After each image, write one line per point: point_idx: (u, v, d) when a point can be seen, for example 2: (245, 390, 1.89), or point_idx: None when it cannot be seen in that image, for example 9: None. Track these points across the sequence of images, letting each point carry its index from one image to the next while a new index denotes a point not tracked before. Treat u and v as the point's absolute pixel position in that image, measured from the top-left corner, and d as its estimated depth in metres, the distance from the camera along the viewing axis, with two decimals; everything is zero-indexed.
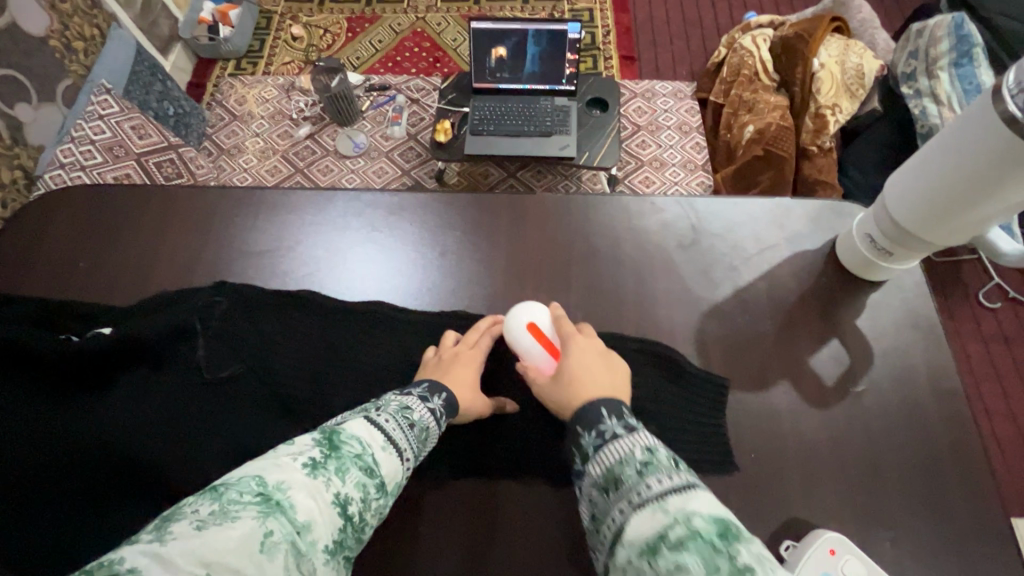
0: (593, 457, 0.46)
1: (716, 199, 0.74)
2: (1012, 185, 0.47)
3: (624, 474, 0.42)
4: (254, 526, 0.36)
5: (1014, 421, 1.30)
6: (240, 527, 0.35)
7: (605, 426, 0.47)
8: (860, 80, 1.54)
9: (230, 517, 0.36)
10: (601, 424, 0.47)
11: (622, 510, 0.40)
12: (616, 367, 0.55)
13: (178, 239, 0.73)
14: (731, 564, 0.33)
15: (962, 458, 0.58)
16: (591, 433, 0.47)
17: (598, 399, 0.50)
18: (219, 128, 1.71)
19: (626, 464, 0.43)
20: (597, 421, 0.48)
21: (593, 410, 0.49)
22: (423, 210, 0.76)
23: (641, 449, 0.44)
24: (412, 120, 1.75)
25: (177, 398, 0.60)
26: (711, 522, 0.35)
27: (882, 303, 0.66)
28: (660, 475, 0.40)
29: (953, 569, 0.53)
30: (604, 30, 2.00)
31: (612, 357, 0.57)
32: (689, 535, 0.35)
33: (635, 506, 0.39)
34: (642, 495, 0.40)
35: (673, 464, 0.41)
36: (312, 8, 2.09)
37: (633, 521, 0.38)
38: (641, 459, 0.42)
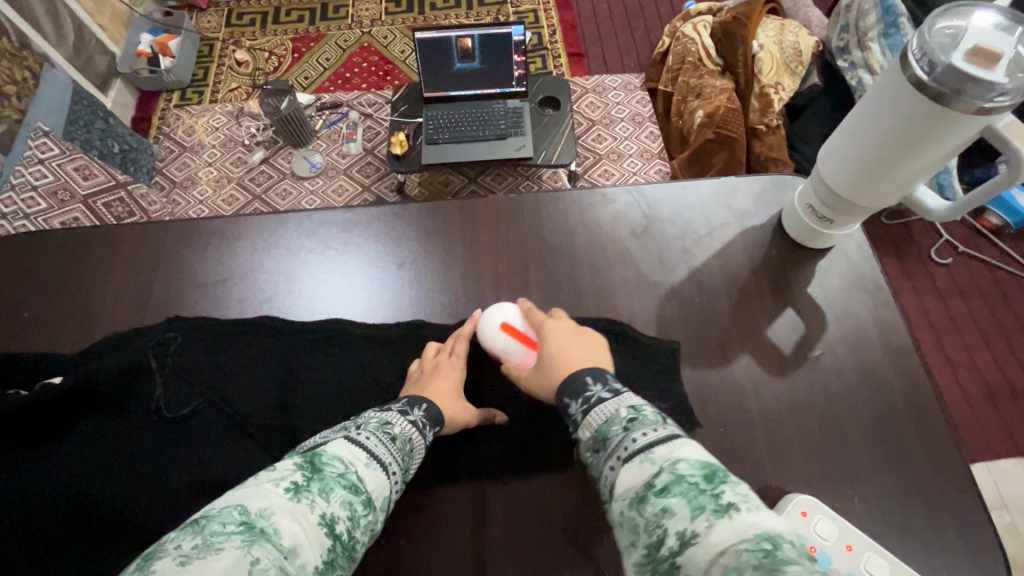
0: (583, 419, 0.48)
1: (663, 184, 0.76)
2: (933, 145, 0.49)
3: (610, 432, 0.45)
4: (239, 556, 0.35)
5: (976, 369, 1.36)
6: (226, 557, 0.35)
7: (591, 392, 0.50)
8: (798, 57, 1.60)
9: (214, 548, 0.35)
10: (586, 390, 0.50)
11: (611, 466, 0.43)
12: (592, 340, 0.58)
13: (126, 278, 0.71)
14: (715, 500, 0.36)
15: (917, 408, 0.60)
16: (578, 400, 0.50)
17: (582, 369, 0.52)
18: (169, 160, 1.68)
19: (613, 422, 0.45)
20: (580, 388, 0.50)
21: (580, 379, 0.51)
22: (378, 223, 0.75)
23: (626, 408, 0.46)
24: (367, 135, 1.74)
25: (132, 441, 0.57)
26: (696, 468, 0.39)
27: (830, 269, 0.68)
28: (645, 429, 0.43)
29: (918, 516, 0.55)
30: (549, 30, 2.03)
31: (587, 333, 0.59)
32: (675, 481, 0.38)
33: (624, 460, 0.42)
34: (630, 448, 0.42)
35: (656, 418, 0.44)
36: (255, 31, 2.06)
37: (622, 475, 0.41)
38: (627, 417, 0.45)
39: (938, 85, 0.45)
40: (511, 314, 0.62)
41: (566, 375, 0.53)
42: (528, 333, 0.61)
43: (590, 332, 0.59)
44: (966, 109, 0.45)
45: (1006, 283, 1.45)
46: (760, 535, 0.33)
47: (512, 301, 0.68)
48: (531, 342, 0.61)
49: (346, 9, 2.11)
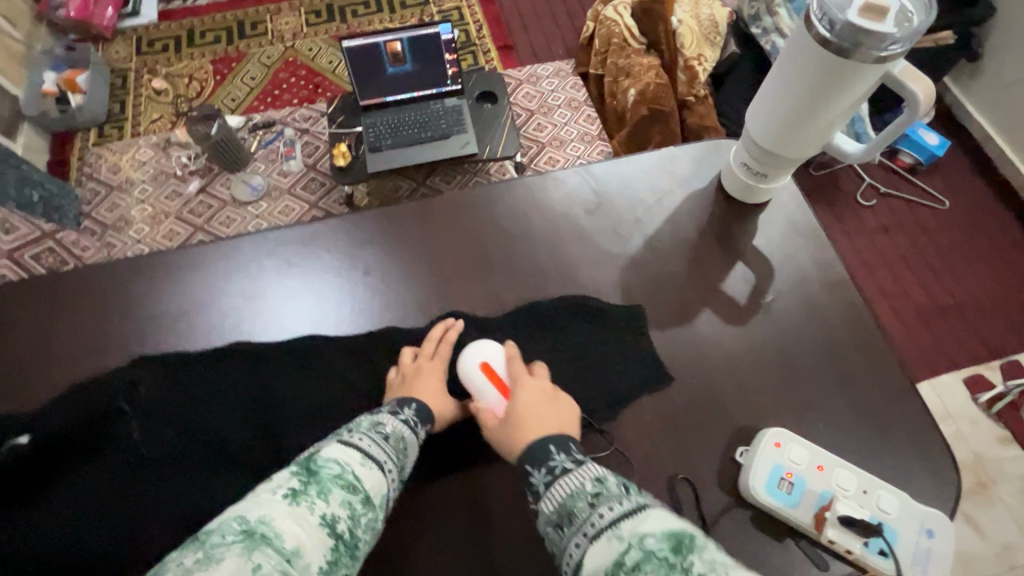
0: (546, 491, 0.50)
1: (608, 161, 0.79)
2: (842, 96, 0.54)
3: (576, 506, 0.46)
4: (240, 563, 0.36)
5: (908, 297, 1.49)
6: (228, 564, 0.36)
7: (555, 461, 0.51)
8: (715, 29, 1.70)
9: (215, 560, 0.37)
10: (551, 460, 0.51)
11: (578, 542, 0.44)
12: (564, 408, 0.57)
13: (77, 325, 0.68)
14: None
15: (861, 335, 0.66)
16: (540, 470, 0.51)
17: (549, 437, 0.54)
18: (97, 202, 1.63)
19: (578, 497, 0.47)
20: (544, 456, 0.52)
21: (543, 449, 0.53)
22: (335, 234, 0.74)
23: (591, 481, 0.48)
24: (306, 151, 1.73)
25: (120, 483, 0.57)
26: (663, 540, 0.39)
27: (770, 221, 0.73)
28: (611, 503, 0.45)
29: (873, 431, 0.61)
30: (476, 26, 2.05)
31: (561, 399, 0.59)
32: (645, 557, 0.38)
33: (591, 538, 0.43)
34: (596, 525, 0.44)
35: (620, 492, 0.46)
36: (169, 56, 1.97)
37: (591, 553, 0.42)
38: (592, 490, 0.47)
39: (839, 40, 0.50)
40: (496, 357, 0.62)
41: (524, 445, 0.54)
42: (505, 382, 0.60)
43: (565, 401, 0.59)
44: (864, 58, 0.50)
45: (924, 215, 1.59)
46: None
47: (481, 293, 0.70)
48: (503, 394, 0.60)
49: (264, 24, 2.05)
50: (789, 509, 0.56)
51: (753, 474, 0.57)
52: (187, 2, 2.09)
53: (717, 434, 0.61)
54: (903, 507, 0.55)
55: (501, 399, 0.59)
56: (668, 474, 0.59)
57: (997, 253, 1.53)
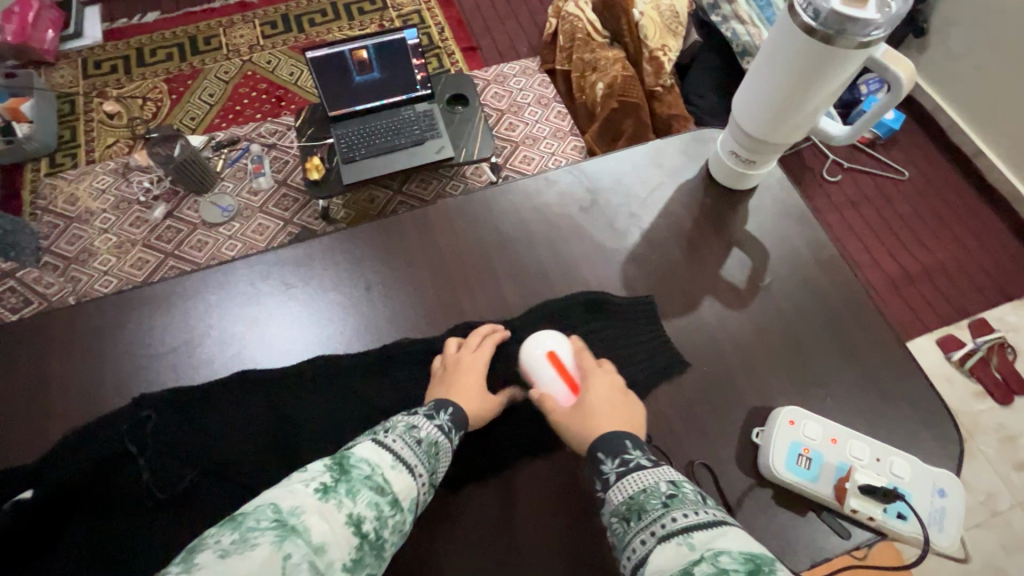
0: (617, 482, 0.51)
1: (598, 158, 0.79)
2: (825, 83, 0.56)
3: (648, 503, 0.47)
4: (271, 553, 0.36)
5: (879, 266, 1.56)
6: (257, 552, 0.36)
7: (630, 456, 0.52)
8: (676, 19, 1.72)
9: (249, 544, 0.37)
10: (625, 454, 0.52)
11: (643, 540, 0.44)
12: (633, 403, 0.59)
13: (67, 369, 0.64)
14: None
15: (857, 308, 0.69)
16: (614, 461, 0.52)
17: (622, 431, 0.55)
18: (57, 236, 1.57)
19: (651, 495, 0.47)
20: (620, 450, 0.53)
21: (619, 441, 0.54)
22: (332, 252, 0.73)
23: (666, 482, 0.48)
24: (275, 166, 1.68)
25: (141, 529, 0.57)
26: (740, 561, 0.38)
27: (760, 205, 0.75)
28: (684, 509, 0.45)
29: (878, 400, 0.64)
30: (438, 29, 2.04)
31: (629, 395, 0.61)
32: (716, 572, 0.37)
33: (660, 538, 0.43)
34: (665, 526, 0.44)
35: (695, 501, 0.46)
36: (120, 78, 1.89)
37: (657, 553, 0.42)
38: (666, 492, 0.47)
39: (825, 28, 0.52)
40: (563, 348, 0.63)
41: (601, 433, 0.56)
42: (574, 374, 0.62)
43: (632, 397, 0.61)
44: (848, 45, 0.52)
45: (886, 186, 1.66)
46: None
47: (486, 298, 0.70)
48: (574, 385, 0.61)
49: (218, 39, 1.99)
50: (809, 483, 0.58)
51: (771, 453, 0.58)
52: (133, 19, 2.01)
53: (733, 417, 0.62)
54: (915, 470, 0.58)
55: (572, 390, 0.61)
56: (689, 460, 0.60)
57: (956, 218, 1.61)
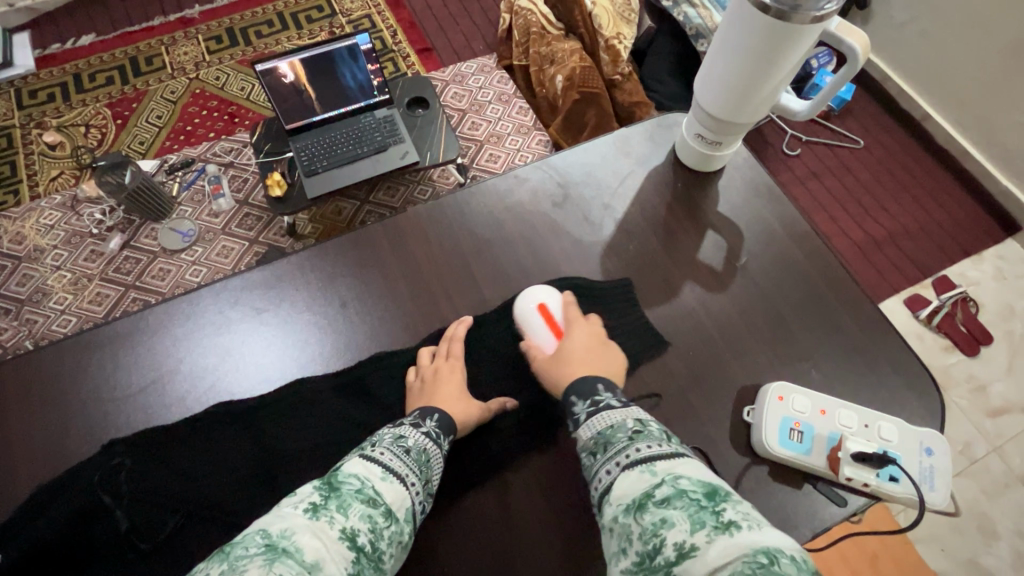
0: (587, 420, 0.54)
1: (566, 151, 0.79)
2: (783, 60, 0.56)
3: (615, 436, 0.50)
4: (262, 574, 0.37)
5: (844, 234, 1.60)
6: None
7: (601, 398, 0.55)
8: (628, 6, 1.75)
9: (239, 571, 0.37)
10: (597, 395, 0.56)
11: (610, 469, 0.48)
12: (610, 357, 0.61)
13: (29, 422, 0.60)
14: (716, 517, 0.39)
15: (833, 278, 0.70)
16: (585, 402, 0.55)
17: (598, 376, 0.58)
18: (7, 278, 1.49)
19: (617, 430, 0.51)
20: (590, 393, 0.56)
21: (593, 384, 0.57)
22: (303, 270, 0.70)
23: (632, 420, 0.52)
24: (235, 185, 1.63)
25: None
26: (698, 485, 0.43)
27: (729, 185, 0.76)
28: (648, 442, 0.48)
29: (860, 366, 0.65)
30: (390, 32, 2.00)
31: (608, 346, 0.63)
32: (677, 494, 0.42)
33: (624, 466, 0.47)
34: (631, 455, 0.48)
35: (660, 436, 0.49)
36: (59, 106, 1.80)
37: (623, 479, 0.46)
38: (633, 428, 0.50)
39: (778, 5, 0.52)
40: (553, 300, 0.66)
41: (572, 380, 0.58)
42: (560, 324, 0.65)
43: (612, 347, 0.63)
44: (803, 21, 0.52)
45: (844, 156, 1.71)
46: (759, 552, 0.36)
47: (466, 302, 0.69)
48: (559, 333, 0.64)
49: (161, 58, 1.91)
50: (803, 456, 0.58)
51: (764, 430, 0.59)
52: (67, 44, 1.91)
53: (723, 399, 0.62)
54: (902, 432, 0.59)
55: (554, 339, 0.64)
56: (685, 445, 0.60)
57: (913, 180, 1.67)
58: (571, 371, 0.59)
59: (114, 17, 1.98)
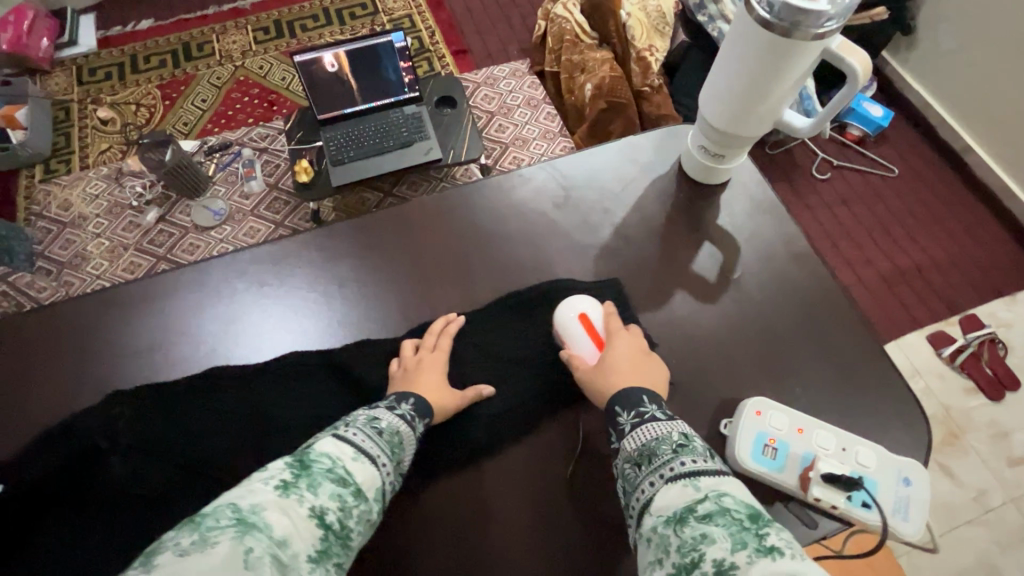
0: (632, 431, 0.54)
1: (572, 155, 0.80)
2: (787, 72, 0.56)
3: (660, 449, 0.51)
4: (234, 545, 0.37)
5: (868, 263, 1.56)
6: (222, 548, 0.37)
7: (645, 408, 0.55)
8: (662, 19, 1.75)
9: (211, 543, 0.37)
10: (642, 406, 0.56)
11: (653, 482, 0.49)
12: (654, 368, 0.61)
13: (44, 367, 0.65)
14: (758, 540, 0.39)
15: (827, 300, 0.69)
16: (629, 412, 0.55)
17: (640, 387, 0.57)
18: (51, 241, 1.59)
19: (662, 442, 0.51)
20: (636, 403, 0.56)
21: (635, 395, 0.57)
22: (307, 249, 0.73)
23: (678, 433, 0.52)
24: (267, 170, 1.70)
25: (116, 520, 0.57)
26: (740, 506, 0.43)
27: (732, 199, 0.75)
28: (693, 457, 0.49)
29: (847, 391, 0.64)
30: (428, 32, 2.05)
31: (652, 359, 0.62)
32: (718, 511, 0.43)
33: (669, 479, 0.48)
34: (676, 470, 0.48)
35: (703, 453, 0.50)
36: (113, 84, 1.91)
37: (666, 493, 0.47)
38: (678, 441, 0.51)
39: (780, 21, 0.52)
40: (591, 309, 0.65)
41: (617, 390, 0.58)
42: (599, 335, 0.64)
43: (655, 363, 0.61)
44: (805, 37, 0.52)
45: (875, 183, 1.66)
46: None
47: (458, 294, 0.71)
48: (600, 344, 0.64)
49: (211, 44, 2.00)
50: (774, 473, 0.58)
51: (737, 443, 0.59)
52: (128, 27, 2.03)
53: (702, 410, 0.62)
54: (880, 459, 0.58)
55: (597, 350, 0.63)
56: None
57: (947, 214, 1.62)
58: (615, 381, 0.59)
59: (172, 4, 2.09)
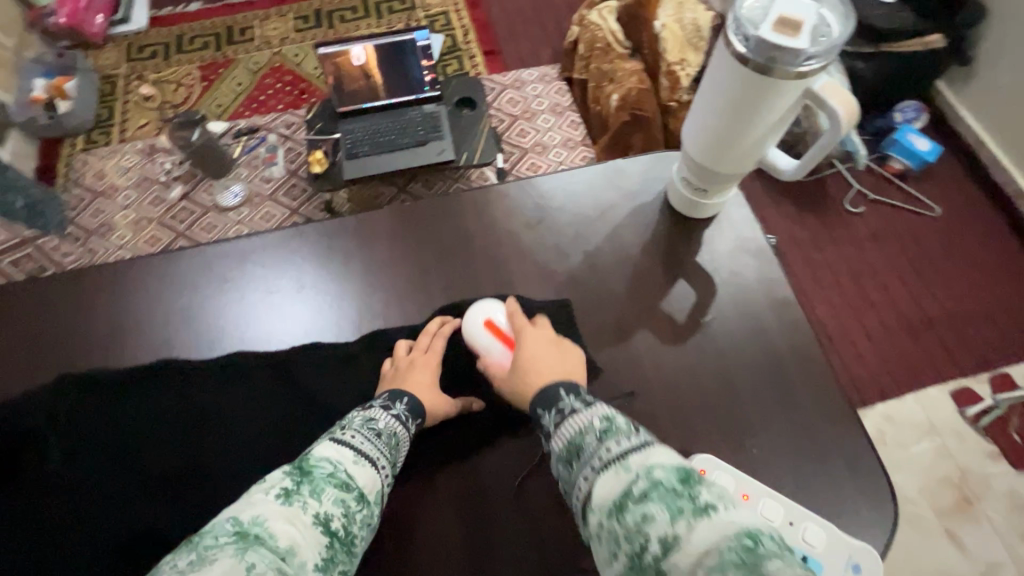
0: (557, 431, 0.48)
1: (554, 174, 0.77)
2: (769, 110, 0.52)
3: (586, 441, 0.45)
4: (234, 563, 0.35)
5: (895, 306, 1.45)
6: (221, 566, 0.35)
7: (564, 403, 0.50)
8: (698, 32, 1.64)
9: (209, 561, 0.35)
10: (559, 402, 0.50)
11: (586, 476, 0.43)
12: (567, 353, 0.59)
13: (3, 343, 0.66)
14: (693, 502, 0.36)
15: (804, 355, 0.64)
16: (551, 412, 0.50)
17: (556, 382, 0.53)
18: (83, 209, 1.65)
19: (586, 433, 0.45)
20: (554, 400, 0.51)
21: (554, 391, 0.52)
22: (274, 249, 0.72)
23: (599, 418, 0.46)
24: (288, 157, 1.73)
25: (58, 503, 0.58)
26: (672, 472, 0.39)
27: (715, 236, 0.71)
28: (618, 438, 0.43)
29: (811, 457, 0.59)
30: (462, 31, 2.04)
31: (565, 345, 0.60)
32: (652, 487, 0.38)
33: (599, 469, 0.42)
34: (605, 457, 0.42)
35: (628, 427, 0.45)
36: (158, 63, 1.99)
37: (599, 484, 0.41)
38: (601, 427, 0.45)
39: (757, 58, 0.48)
40: (495, 311, 0.63)
41: (538, 388, 0.54)
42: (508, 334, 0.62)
43: (571, 348, 0.60)
44: (783, 76, 0.48)
45: (912, 222, 1.55)
46: (744, 537, 0.34)
47: (417, 308, 0.69)
48: (510, 342, 0.61)
49: (252, 30, 2.06)
50: None
51: None
52: (177, 8, 2.10)
53: None
54: (832, 540, 0.53)
55: (508, 349, 0.61)
56: None
57: (990, 263, 1.49)
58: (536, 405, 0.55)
59: None
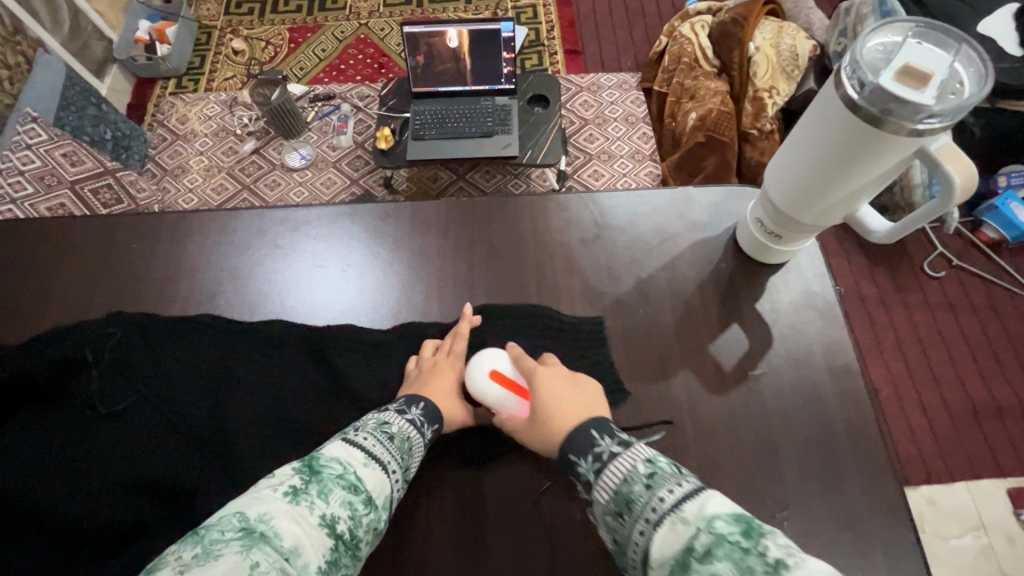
0: (598, 480, 0.47)
1: (618, 192, 0.74)
2: (871, 162, 0.47)
3: (633, 492, 0.44)
4: (237, 561, 0.34)
5: (963, 386, 1.33)
6: (225, 563, 0.34)
7: (601, 448, 0.48)
8: (795, 61, 1.58)
9: (213, 556, 0.35)
10: (596, 446, 0.49)
11: (642, 530, 0.42)
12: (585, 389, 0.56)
13: (73, 274, 0.70)
14: (762, 559, 0.35)
15: (857, 431, 0.59)
16: (588, 459, 0.49)
17: (587, 421, 0.51)
18: (162, 148, 1.71)
19: (632, 482, 0.45)
20: (589, 444, 0.49)
21: (587, 433, 0.50)
22: (327, 225, 0.74)
23: (642, 463, 0.46)
24: (358, 128, 1.75)
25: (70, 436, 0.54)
26: (733, 523, 0.38)
27: (779, 285, 0.66)
28: (669, 485, 0.43)
29: (846, 544, 0.54)
30: (548, 26, 2.01)
31: (578, 378, 0.57)
32: (715, 542, 0.37)
33: (654, 523, 0.41)
34: (659, 510, 0.42)
35: (676, 472, 0.44)
36: (252, 20, 2.06)
37: (657, 540, 0.41)
38: (646, 472, 0.45)
39: (869, 105, 0.43)
40: (499, 361, 0.58)
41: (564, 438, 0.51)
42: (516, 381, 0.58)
43: (584, 382, 0.57)
44: (898, 129, 0.43)
45: (997, 298, 1.42)
46: None
47: (455, 307, 0.68)
48: (524, 392, 0.57)
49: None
50: None
51: None
52: None
53: None
54: None
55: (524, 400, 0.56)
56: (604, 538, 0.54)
57: None
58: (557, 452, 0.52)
59: None
